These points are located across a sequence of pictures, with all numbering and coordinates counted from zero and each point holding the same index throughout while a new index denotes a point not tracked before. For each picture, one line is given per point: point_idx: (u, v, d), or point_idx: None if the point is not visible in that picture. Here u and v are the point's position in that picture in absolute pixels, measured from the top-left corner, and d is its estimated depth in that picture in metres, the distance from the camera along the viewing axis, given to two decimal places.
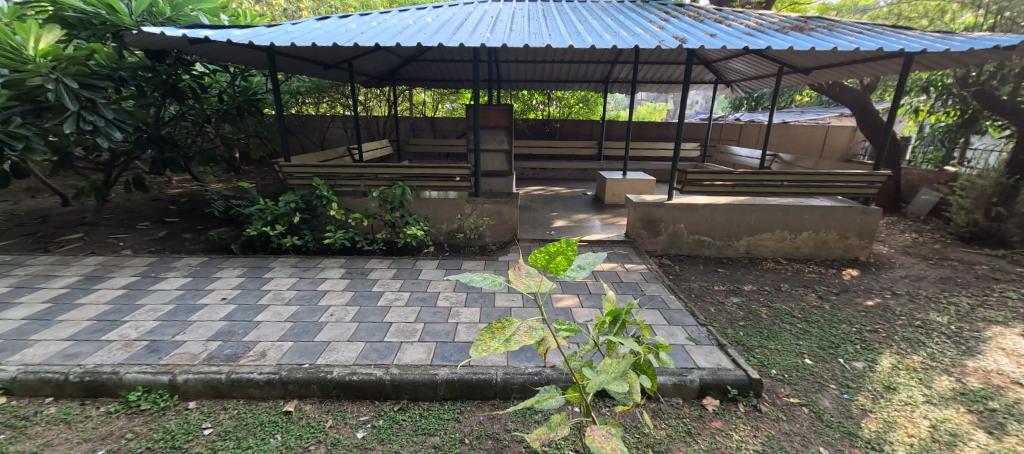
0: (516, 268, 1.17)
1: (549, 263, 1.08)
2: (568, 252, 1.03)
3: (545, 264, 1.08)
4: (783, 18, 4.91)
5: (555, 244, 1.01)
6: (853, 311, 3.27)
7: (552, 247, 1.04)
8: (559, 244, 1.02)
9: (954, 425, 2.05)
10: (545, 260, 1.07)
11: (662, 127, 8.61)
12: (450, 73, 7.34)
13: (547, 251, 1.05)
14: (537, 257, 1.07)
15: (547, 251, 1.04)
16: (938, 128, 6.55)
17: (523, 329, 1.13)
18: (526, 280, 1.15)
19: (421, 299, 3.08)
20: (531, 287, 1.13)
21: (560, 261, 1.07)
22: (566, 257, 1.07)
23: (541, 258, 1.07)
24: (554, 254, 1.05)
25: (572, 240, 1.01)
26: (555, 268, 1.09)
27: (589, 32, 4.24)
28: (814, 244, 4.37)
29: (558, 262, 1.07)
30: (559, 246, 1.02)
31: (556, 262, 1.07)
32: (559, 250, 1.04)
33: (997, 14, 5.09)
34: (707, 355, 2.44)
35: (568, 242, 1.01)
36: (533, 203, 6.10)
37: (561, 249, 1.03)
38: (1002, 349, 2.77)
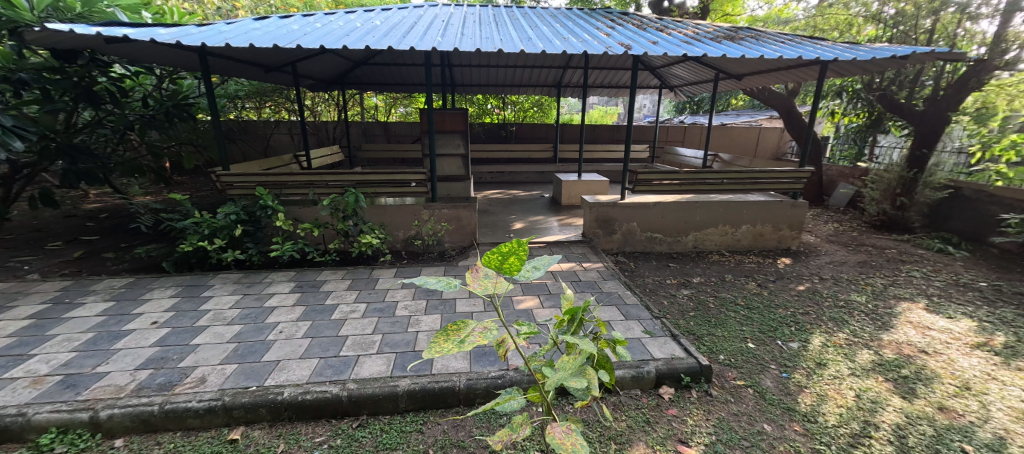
0: (473, 270, 1.18)
1: (503, 265, 1.08)
2: (520, 253, 1.04)
3: (499, 265, 1.09)
4: (716, 28, 5.28)
5: (506, 245, 1.02)
6: (788, 296, 3.57)
7: (505, 247, 1.04)
8: (511, 245, 1.02)
9: (874, 393, 2.29)
10: (498, 262, 1.08)
11: (614, 130, 8.95)
12: (402, 77, 7.20)
13: (499, 252, 1.05)
14: (490, 258, 1.07)
15: (499, 252, 1.04)
16: (850, 129, 7.33)
17: (479, 331, 1.13)
18: (482, 282, 1.16)
19: (379, 310, 2.98)
20: (488, 288, 1.13)
21: (513, 262, 1.08)
22: (519, 257, 1.08)
23: (494, 260, 1.08)
24: (507, 256, 1.06)
25: (524, 240, 1.01)
26: (509, 269, 1.10)
27: (540, 37, 4.33)
28: (753, 236, 4.71)
29: (512, 263, 1.08)
30: (511, 246, 1.03)
31: (510, 263, 1.08)
32: (511, 251, 1.05)
33: (894, 28, 5.77)
34: (662, 346, 2.56)
35: (520, 243, 1.01)
36: (492, 207, 6.10)
37: (513, 250, 1.04)
38: (911, 323, 3.14)
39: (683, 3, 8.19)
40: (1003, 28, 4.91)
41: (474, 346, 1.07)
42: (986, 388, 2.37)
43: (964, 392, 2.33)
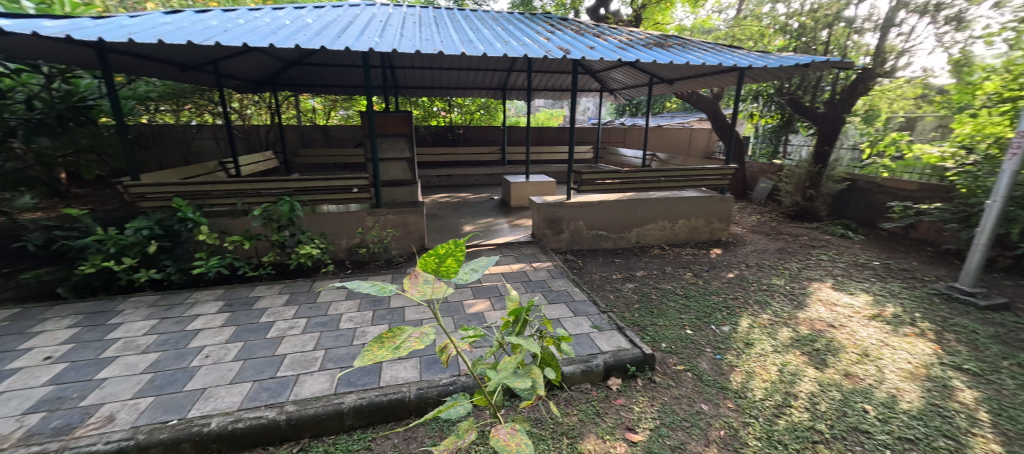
0: (413, 274, 1.16)
1: (439, 267, 1.08)
2: (457, 253, 1.04)
3: (436, 267, 1.08)
4: (648, 35, 5.60)
5: (441, 247, 1.01)
6: (720, 283, 3.87)
7: (441, 249, 1.03)
8: (447, 246, 1.02)
9: (792, 366, 2.55)
10: (435, 264, 1.07)
11: (559, 132, 9.18)
12: (341, 78, 6.88)
13: (436, 254, 1.04)
14: (426, 261, 1.06)
15: (435, 254, 1.03)
16: (766, 129, 8.12)
17: (416, 336, 1.11)
18: (422, 286, 1.15)
19: (321, 324, 2.81)
20: (428, 292, 1.12)
21: (450, 264, 1.08)
22: (456, 259, 1.08)
23: (431, 262, 1.06)
24: (443, 258, 1.05)
25: (461, 240, 1.01)
26: (446, 271, 1.09)
27: (481, 40, 4.34)
28: (688, 230, 5.06)
29: (449, 264, 1.07)
30: (448, 247, 1.03)
31: (447, 264, 1.08)
32: (448, 252, 1.04)
33: (798, 39, 6.48)
34: (609, 339, 2.66)
35: (456, 243, 1.01)
36: (441, 211, 6.00)
37: (449, 251, 1.04)
38: (821, 300, 3.53)
39: (618, 11, 8.62)
40: (882, 42, 5.69)
41: (409, 350, 1.06)
42: (879, 352, 2.72)
43: (863, 358, 2.66)
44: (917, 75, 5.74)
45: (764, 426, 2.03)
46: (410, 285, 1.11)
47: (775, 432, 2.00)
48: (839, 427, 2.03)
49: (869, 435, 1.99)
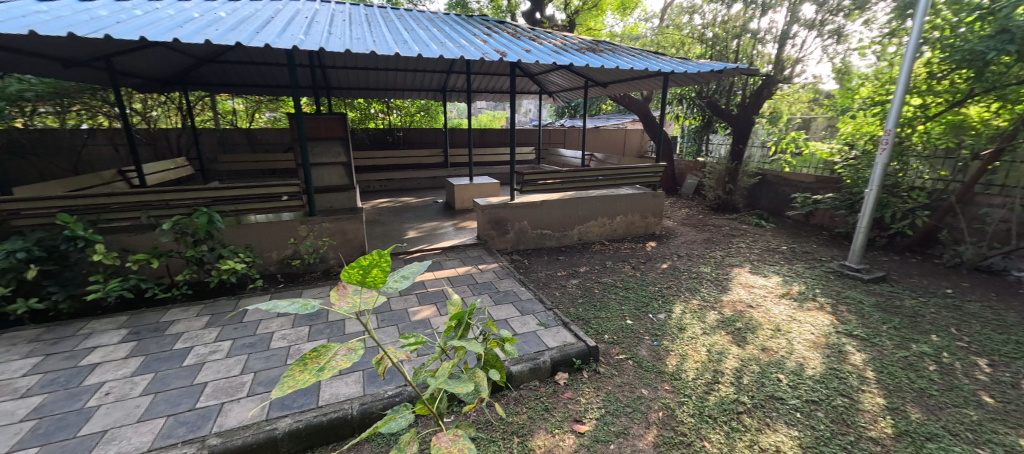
0: (339, 287, 1.10)
1: (365, 278, 1.03)
2: (382, 264, 1.00)
3: (360, 280, 1.03)
4: (580, 40, 5.83)
5: (364, 258, 0.96)
6: (655, 274, 4.12)
7: (364, 260, 0.98)
8: (371, 257, 0.97)
9: (719, 345, 2.78)
10: (360, 276, 1.03)
11: (501, 134, 9.25)
12: (264, 77, 6.36)
13: (359, 266, 1.00)
14: (349, 274, 1.01)
15: (359, 266, 0.98)
16: (690, 129, 8.81)
17: (343, 353, 1.05)
18: (350, 299, 1.10)
19: (248, 345, 2.57)
20: (357, 305, 1.08)
21: (376, 275, 1.03)
22: (382, 269, 1.03)
23: (355, 274, 1.01)
24: (367, 269, 1.00)
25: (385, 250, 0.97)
26: (372, 282, 1.04)
27: (416, 41, 4.25)
28: (626, 225, 5.33)
29: (375, 275, 1.03)
30: (372, 258, 0.98)
31: (373, 275, 1.03)
32: (372, 263, 0.99)
33: (712, 48, 7.12)
34: (555, 335, 2.72)
35: (380, 254, 0.97)
36: (382, 216, 5.79)
37: (374, 262, 0.99)
38: (742, 284, 3.90)
39: (553, 16, 8.89)
40: (781, 52, 6.42)
41: (336, 369, 1.01)
42: (789, 327, 3.06)
43: (776, 333, 2.97)
44: (810, 81, 6.55)
45: (696, 404, 2.20)
46: (337, 299, 1.06)
47: (706, 408, 2.17)
48: (759, 397, 2.26)
49: (783, 401, 2.23)
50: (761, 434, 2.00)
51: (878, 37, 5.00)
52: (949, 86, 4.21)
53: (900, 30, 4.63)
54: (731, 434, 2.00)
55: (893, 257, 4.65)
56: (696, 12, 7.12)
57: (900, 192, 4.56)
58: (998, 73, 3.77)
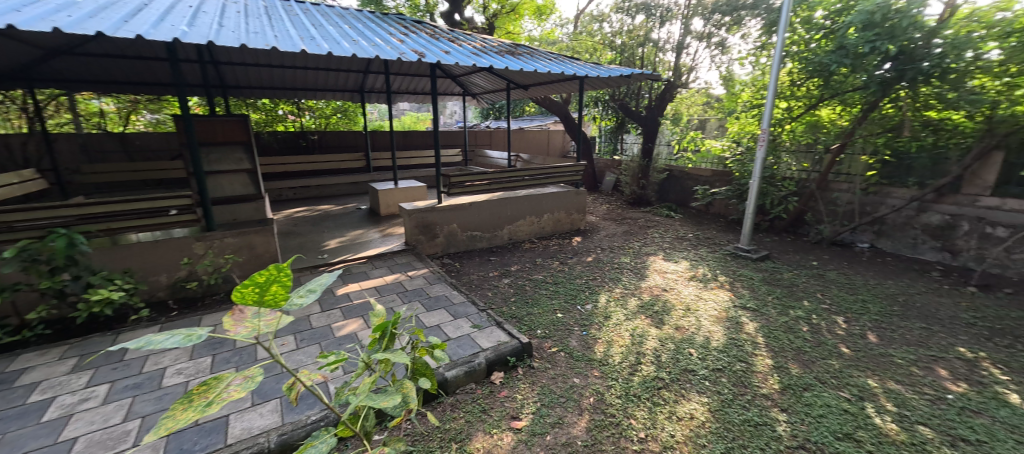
0: (234, 312, 1.00)
1: (263, 297, 0.94)
2: (282, 279, 0.91)
3: (257, 299, 0.94)
4: (499, 42, 5.92)
5: (260, 274, 0.87)
6: (582, 268, 4.34)
7: (261, 276, 0.89)
8: (269, 271, 0.88)
9: (640, 329, 3.02)
10: (256, 294, 0.93)
11: (425, 136, 9.04)
12: (140, 74, 5.50)
13: (253, 282, 0.90)
14: (244, 293, 0.91)
15: (254, 283, 0.89)
16: (605, 130, 9.43)
17: (237, 383, 0.94)
18: (249, 323, 1.01)
19: (133, 387, 2.20)
20: (257, 329, 0.99)
21: (277, 291, 0.94)
22: (283, 285, 0.95)
23: (251, 293, 0.92)
24: (265, 286, 0.92)
25: (284, 263, 0.88)
26: (271, 301, 0.95)
27: (325, 38, 3.98)
28: (552, 222, 5.53)
29: (275, 292, 0.94)
30: (269, 273, 0.89)
31: (272, 293, 0.94)
32: (270, 278, 0.90)
33: (621, 54, 7.68)
34: (489, 336, 2.73)
35: (279, 268, 0.88)
36: (298, 227, 5.33)
37: (272, 277, 0.91)
38: (657, 270, 4.27)
39: (471, 18, 8.92)
40: (678, 60, 7.15)
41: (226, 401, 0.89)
42: (697, 306, 3.42)
43: (687, 312, 3.30)
44: (703, 87, 7.38)
45: (623, 386, 2.35)
46: (232, 325, 0.96)
47: (631, 388, 2.33)
48: (675, 371, 2.48)
49: (694, 373, 2.48)
50: (678, 405, 2.20)
51: (753, 50, 5.80)
52: (806, 92, 5.02)
53: (768, 44, 5.42)
54: (653, 408, 2.17)
55: (774, 237, 5.42)
56: (605, 21, 7.64)
57: (777, 182, 5.34)
58: (839, 81, 4.60)
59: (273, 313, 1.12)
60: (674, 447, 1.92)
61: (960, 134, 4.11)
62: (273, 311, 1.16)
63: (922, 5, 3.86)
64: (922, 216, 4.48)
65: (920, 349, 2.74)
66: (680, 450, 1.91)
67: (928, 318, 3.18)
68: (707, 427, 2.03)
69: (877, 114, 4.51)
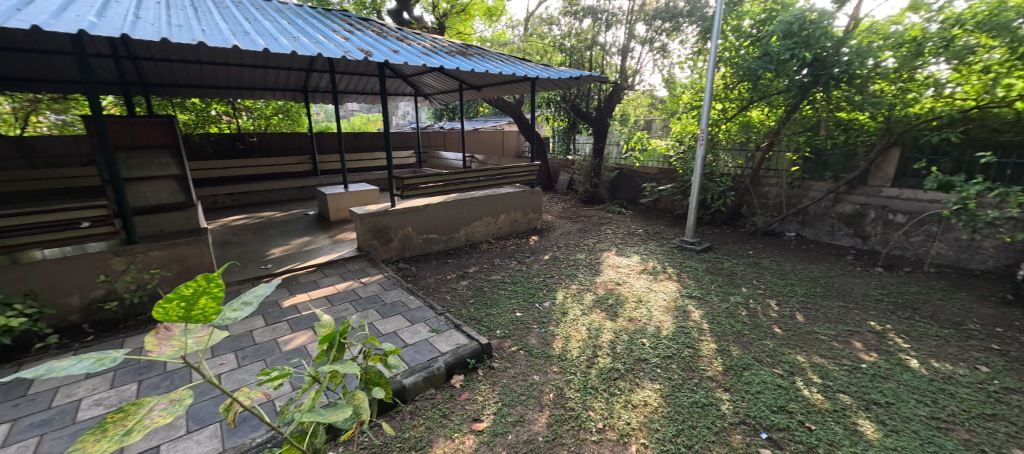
0: (159, 330, 0.91)
1: (191, 312, 0.86)
2: (213, 291, 0.84)
3: (184, 314, 0.87)
4: (450, 42, 5.86)
5: (186, 286, 0.80)
6: (539, 266, 4.40)
7: (187, 289, 0.82)
8: (196, 283, 0.81)
9: (596, 323, 3.11)
10: (183, 309, 0.86)
11: (375, 137, 8.75)
12: (39, 69, 4.86)
13: (179, 296, 0.83)
14: (168, 309, 0.83)
15: (179, 297, 0.82)
16: (557, 131, 9.63)
17: (161, 407, 0.86)
18: (176, 341, 0.92)
19: (42, 423, 1.94)
20: (185, 347, 0.91)
21: (206, 305, 0.87)
22: (214, 298, 0.88)
23: (175, 308, 0.84)
24: (192, 299, 0.84)
25: (214, 274, 0.82)
26: (200, 316, 0.88)
27: (261, 33, 3.74)
28: (509, 222, 5.56)
29: (204, 306, 0.87)
30: (196, 286, 0.82)
31: (201, 307, 0.87)
32: (199, 291, 0.83)
33: (571, 57, 7.88)
34: (448, 339, 2.69)
35: (208, 279, 0.82)
36: (237, 236, 4.95)
37: (201, 290, 0.84)
38: (611, 265, 4.43)
39: (421, 17, 8.75)
40: (624, 63, 7.46)
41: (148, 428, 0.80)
42: (648, 297, 3.59)
43: (639, 304, 3.45)
44: (648, 89, 7.74)
45: (581, 379, 2.41)
46: (156, 345, 0.87)
47: (589, 380, 2.40)
48: (629, 361, 2.59)
49: (647, 361, 2.60)
50: (633, 393, 2.29)
51: (690, 55, 6.19)
52: (738, 94, 5.42)
53: (704, 50, 5.81)
54: (610, 399, 2.24)
55: (715, 230, 5.82)
56: (554, 23, 7.79)
57: (716, 178, 5.73)
58: (765, 85, 5.02)
59: (205, 329, 1.04)
60: (630, 434, 2.00)
61: (866, 132, 4.63)
62: (204, 327, 1.07)
63: (831, 18, 4.30)
64: (838, 206, 4.99)
65: (840, 325, 3.06)
66: (636, 436, 1.99)
67: (845, 297, 3.55)
68: (659, 412, 2.14)
69: (798, 114, 4.97)
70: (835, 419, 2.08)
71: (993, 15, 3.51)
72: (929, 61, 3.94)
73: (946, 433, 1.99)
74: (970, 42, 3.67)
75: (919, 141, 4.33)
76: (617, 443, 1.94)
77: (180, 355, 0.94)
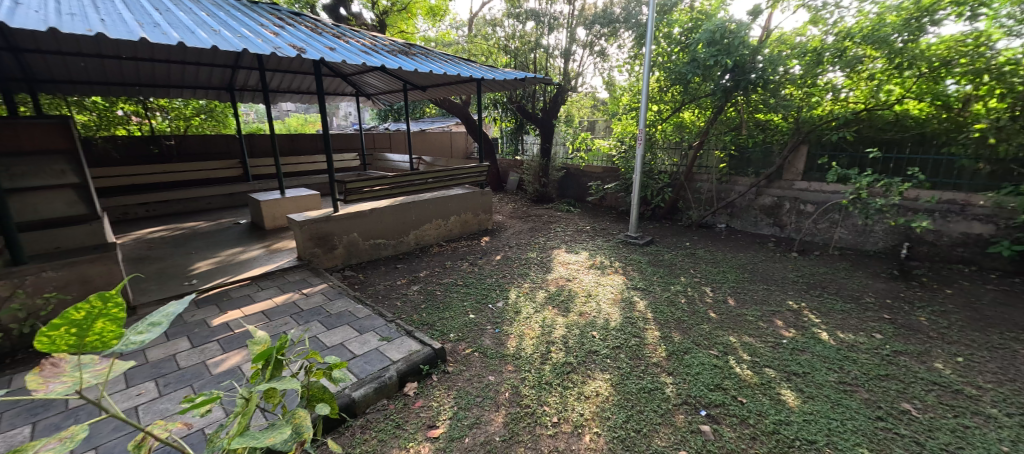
0: (46, 366, 0.79)
1: (84, 339, 0.76)
2: (112, 313, 0.75)
3: (76, 342, 0.76)
4: (391, 41, 5.68)
5: (76, 309, 0.71)
6: (491, 267, 4.40)
7: (77, 313, 0.73)
8: (90, 305, 0.72)
9: (548, 319, 3.17)
10: (74, 337, 0.76)
11: (313, 139, 8.27)
12: None
13: (68, 322, 0.73)
14: (53, 337, 0.73)
15: (68, 322, 0.72)
16: (505, 131, 9.72)
17: (50, 450, 0.74)
18: (69, 376, 0.81)
19: None
20: (81, 381, 0.80)
21: (104, 329, 0.77)
22: (113, 321, 0.78)
23: (62, 337, 0.74)
24: (85, 324, 0.75)
25: (112, 292, 0.73)
26: (96, 343, 0.77)
27: (175, 25, 3.38)
28: (459, 224, 5.51)
29: (101, 330, 0.77)
30: (91, 308, 0.73)
31: (96, 333, 0.77)
32: (94, 314, 0.74)
33: (515, 58, 7.96)
34: (400, 346, 2.61)
35: (105, 299, 0.73)
36: (154, 250, 4.44)
37: (97, 312, 0.74)
38: (561, 262, 4.55)
39: (359, 14, 8.41)
40: (566, 66, 7.68)
41: None
42: (597, 291, 3.73)
43: (588, 298, 3.58)
44: (590, 91, 8.02)
45: (535, 376, 2.45)
46: (41, 383, 0.75)
47: (544, 376, 2.44)
48: (581, 354, 2.67)
49: (597, 353, 2.70)
50: (585, 385, 2.37)
51: (627, 59, 6.52)
52: (672, 97, 5.79)
53: (639, 55, 6.15)
54: (564, 392, 2.30)
55: (656, 224, 6.17)
56: (497, 25, 7.84)
57: (655, 175, 6.07)
58: (695, 88, 5.40)
59: (105, 360, 0.92)
60: (584, 424, 2.06)
61: (779, 132, 5.15)
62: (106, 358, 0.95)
63: (748, 28, 4.73)
64: (760, 199, 5.50)
65: (764, 307, 3.37)
66: (589, 425, 2.06)
67: (768, 281, 3.93)
68: (610, 400, 2.23)
69: (723, 116, 5.42)
70: (762, 391, 2.30)
71: (875, 30, 4.08)
72: (827, 69, 4.47)
73: (851, 394, 2.27)
74: (858, 53, 4.24)
75: (822, 139, 4.90)
76: (571, 434, 2.00)
77: (73, 392, 0.82)
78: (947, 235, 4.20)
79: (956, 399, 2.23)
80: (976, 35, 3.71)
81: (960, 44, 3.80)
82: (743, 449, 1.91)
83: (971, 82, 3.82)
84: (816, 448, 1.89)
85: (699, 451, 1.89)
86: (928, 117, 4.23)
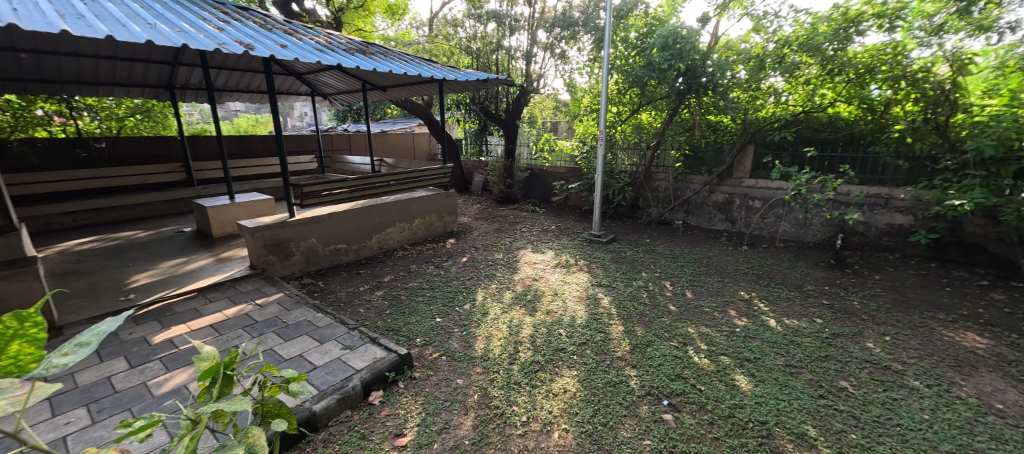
0: None
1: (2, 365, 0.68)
2: (30, 334, 0.68)
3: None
4: (348, 39, 5.50)
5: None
6: (457, 269, 4.36)
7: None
8: (4, 326, 0.65)
9: (516, 319, 3.19)
10: None
11: (265, 140, 7.84)
12: None
13: None
14: None
15: None
16: (469, 132, 9.66)
17: None
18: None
19: None
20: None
21: (23, 354, 0.69)
22: (37, 343, 0.70)
23: None
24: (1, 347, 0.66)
25: (31, 312, 0.66)
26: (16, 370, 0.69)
27: (103, 17, 3.09)
28: (424, 227, 5.41)
29: (18, 354, 0.69)
30: (5, 330, 0.65)
31: (14, 357, 0.69)
32: (8, 336, 0.66)
33: (477, 59, 7.94)
34: (363, 354, 2.53)
35: (23, 319, 0.65)
36: (83, 263, 4.04)
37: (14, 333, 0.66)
38: (528, 262, 4.58)
39: (313, 11, 8.08)
40: (528, 68, 7.76)
41: None
42: (563, 289, 3.79)
43: (555, 296, 3.63)
44: (552, 92, 8.14)
45: (504, 376, 2.45)
46: None
47: (512, 376, 2.45)
48: (548, 352, 2.70)
49: (564, 350, 2.74)
50: (553, 382, 2.40)
51: (587, 62, 6.68)
52: (630, 99, 5.99)
53: (598, 58, 6.32)
54: (532, 391, 2.32)
55: (618, 222, 6.35)
56: (458, 26, 7.79)
57: (616, 175, 6.26)
58: (651, 90, 5.62)
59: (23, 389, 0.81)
60: (552, 421, 2.09)
61: (729, 133, 5.46)
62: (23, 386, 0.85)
63: (698, 34, 4.99)
64: (713, 196, 5.79)
65: (719, 298, 3.57)
66: (558, 422, 2.08)
67: (722, 273, 4.15)
68: (578, 396, 2.27)
69: (678, 118, 5.67)
70: (718, 378, 2.42)
71: (809, 38, 4.43)
72: (769, 74, 4.80)
73: (797, 375, 2.45)
74: (796, 60, 4.57)
75: (766, 139, 5.24)
76: (540, 432, 2.02)
77: None
78: (875, 226, 4.62)
79: (885, 374, 2.46)
80: (894, 45, 4.12)
81: (881, 53, 4.20)
82: (702, 434, 2.00)
83: (891, 87, 4.24)
84: (767, 428, 2.01)
85: (663, 440, 1.97)
86: (856, 119, 4.64)
